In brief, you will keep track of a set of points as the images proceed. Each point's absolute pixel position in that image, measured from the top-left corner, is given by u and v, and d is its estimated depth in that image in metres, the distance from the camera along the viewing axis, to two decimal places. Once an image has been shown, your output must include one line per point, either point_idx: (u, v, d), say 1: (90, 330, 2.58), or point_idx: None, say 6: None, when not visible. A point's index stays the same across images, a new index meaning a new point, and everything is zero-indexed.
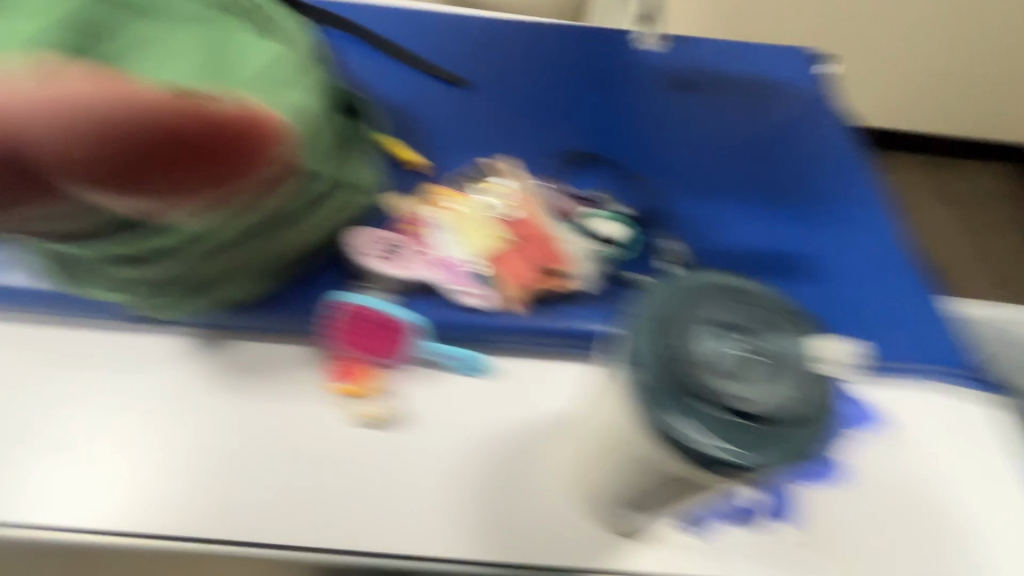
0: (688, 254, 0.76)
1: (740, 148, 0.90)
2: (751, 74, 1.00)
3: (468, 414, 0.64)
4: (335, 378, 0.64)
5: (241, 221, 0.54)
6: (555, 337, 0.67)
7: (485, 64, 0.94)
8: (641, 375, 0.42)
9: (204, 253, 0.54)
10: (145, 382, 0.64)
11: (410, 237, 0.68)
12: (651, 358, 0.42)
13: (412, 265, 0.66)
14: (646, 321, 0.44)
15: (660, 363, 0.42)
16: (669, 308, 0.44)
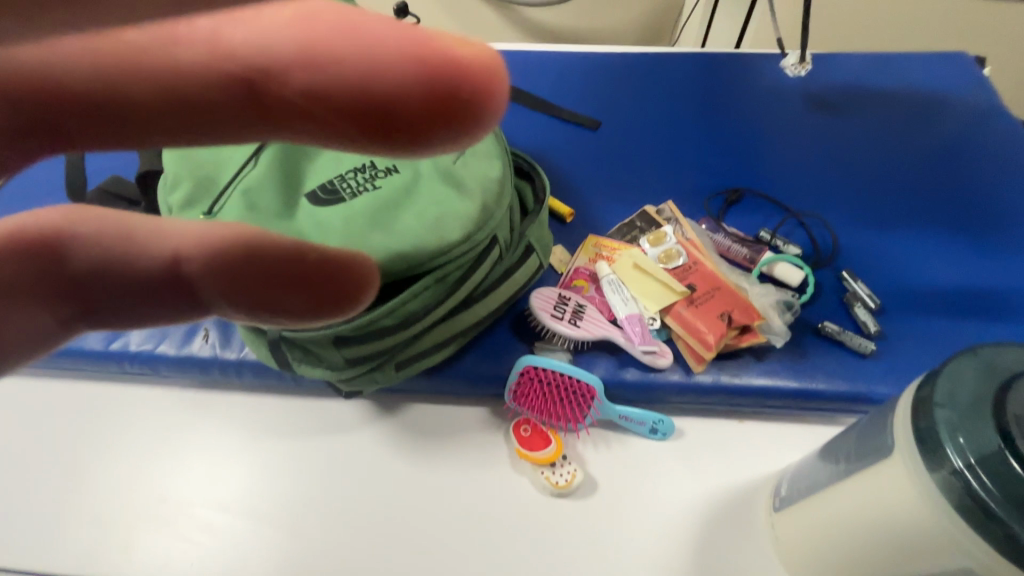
0: (883, 296, 0.68)
1: (918, 167, 0.80)
2: (912, 85, 0.90)
3: (662, 484, 0.60)
4: (521, 445, 0.61)
5: (446, 294, 0.53)
6: (749, 398, 0.62)
7: (619, 101, 0.91)
8: (957, 487, 0.33)
9: (411, 329, 0.53)
10: (334, 446, 0.64)
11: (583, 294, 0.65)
12: (973, 465, 0.33)
13: (593, 324, 0.62)
14: (947, 414, 0.35)
15: (991, 473, 0.32)
16: (975, 392, 0.35)
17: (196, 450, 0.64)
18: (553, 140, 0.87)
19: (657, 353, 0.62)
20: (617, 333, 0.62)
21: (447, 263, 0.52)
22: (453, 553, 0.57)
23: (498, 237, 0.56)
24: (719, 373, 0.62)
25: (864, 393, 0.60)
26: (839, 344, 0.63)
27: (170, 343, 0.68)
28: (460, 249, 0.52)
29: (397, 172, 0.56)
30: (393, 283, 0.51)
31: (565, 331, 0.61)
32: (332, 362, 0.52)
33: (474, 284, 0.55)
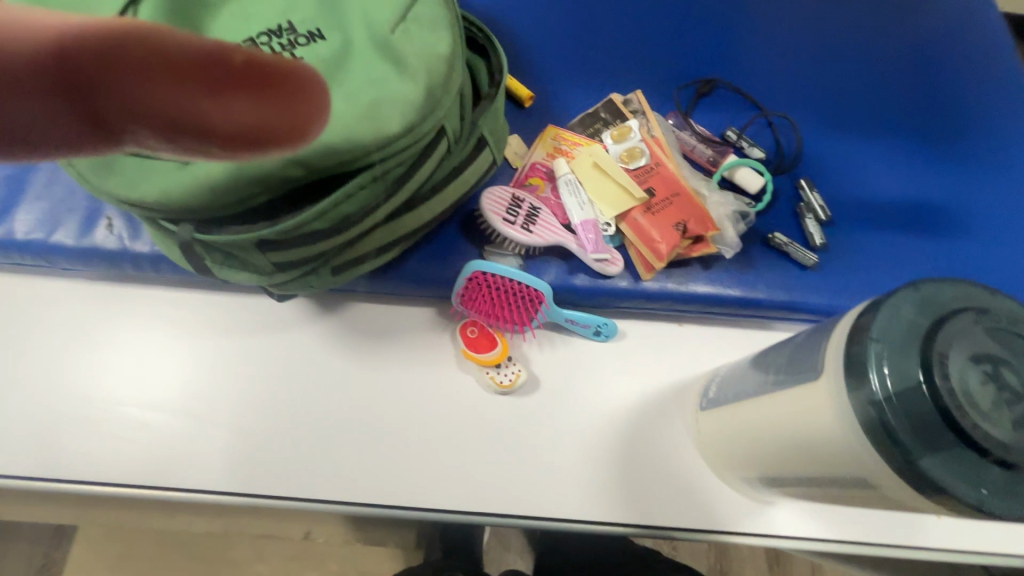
0: (834, 207, 0.68)
1: (899, 64, 0.75)
2: None
3: (600, 383, 0.63)
4: (466, 348, 0.61)
5: (385, 194, 0.48)
6: (692, 305, 0.63)
7: None
8: (870, 406, 0.35)
9: (345, 232, 0.48)
10: (269, 346, 0.61)
11: (538, 194, 0.61)
12: (893, 390, 0.34)
13: (545, 229, 0.59)
14: (883, 342, 0.35)
15: (908, 397, 0.34)
16: (913, 324, 0.35)
17: (112, 347, 0.59)
18: None
19: (608, 260, 0.60)
20: (570, 238, 0.59)
21: (385, 159, 0.45)
22: (396, 447, 0.59)
23: (445, 129, 0.49)
24: (667, 281, 0.62)
25: (798, 304, 0.63)
26: (785, 255, 0.64)
27: (66, 231, 0.59)
28: (401, 144, 0.45)
29: (324, 40, 0.46)
30: (322, 180, 0.44)
31: (515, 236, 0.58)
32: (259, 266, 0.47)
33: (419, 182, 0.49)
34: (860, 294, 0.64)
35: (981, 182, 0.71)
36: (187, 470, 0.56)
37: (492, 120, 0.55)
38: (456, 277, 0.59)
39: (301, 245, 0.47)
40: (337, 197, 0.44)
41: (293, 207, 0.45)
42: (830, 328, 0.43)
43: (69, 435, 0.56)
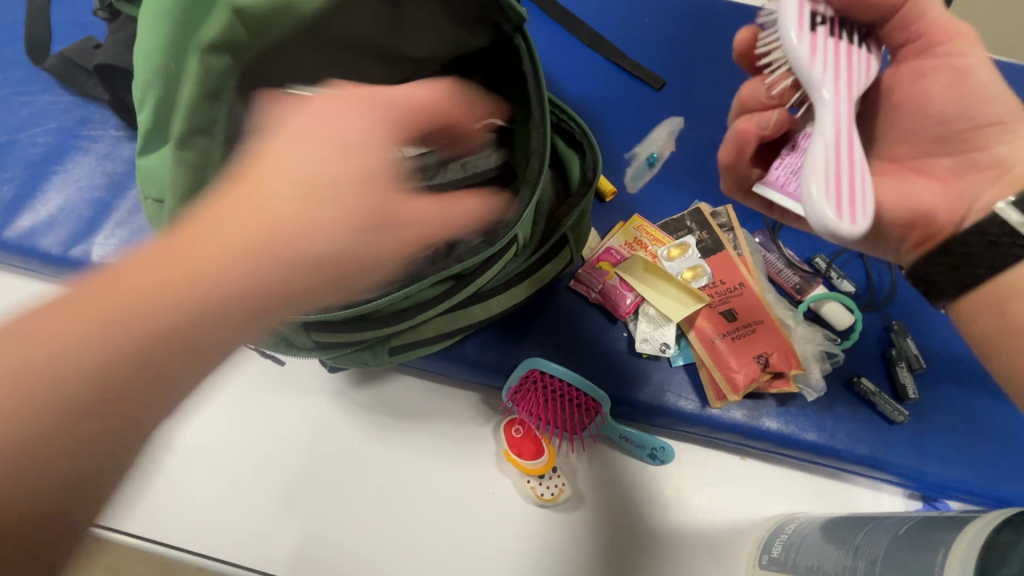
0: (927, 356, 0.62)
1: None
2: None
3: (645, 513, 0.57)
4: (510, 450, 0.57)
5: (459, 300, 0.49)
6: (759, 443, 0.58)
7: (691, 60, 0.77)
8: None
9: (431, 326, 0.50)
10: (306, 407, 0.60)
11: (602, 282, 0.60)
12: None
13: (845, 65, 0.39)
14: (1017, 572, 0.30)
15: None
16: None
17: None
18: (607, 95, 0.75)
19: (846, 206, 0.37)
20: (840, 127, 0.38)
21: (473, 275, 0.47)
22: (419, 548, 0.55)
23: (516, 238, 0.48)
24: (737, 412, 0.57)
25: (876, 461, 0.57)
26: (869, 404, 0.58)
27: None
28: (487, 260, 0.46)
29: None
30: (422, 301, 0.47)
31: (786, 16, 0.38)
32: (297, 341, 0.48)
33: (482, 284, 0.48)
34: (947, 463, 0.57)
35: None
36: (206, 531, 0.54)
37: (579, 221, 0.53)
38: (512, 370, 0.56)
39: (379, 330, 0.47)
40: (389, 299, 0.44)
41: (382, 315, 0.47)
42: (944, 536, 0.37)
43: None
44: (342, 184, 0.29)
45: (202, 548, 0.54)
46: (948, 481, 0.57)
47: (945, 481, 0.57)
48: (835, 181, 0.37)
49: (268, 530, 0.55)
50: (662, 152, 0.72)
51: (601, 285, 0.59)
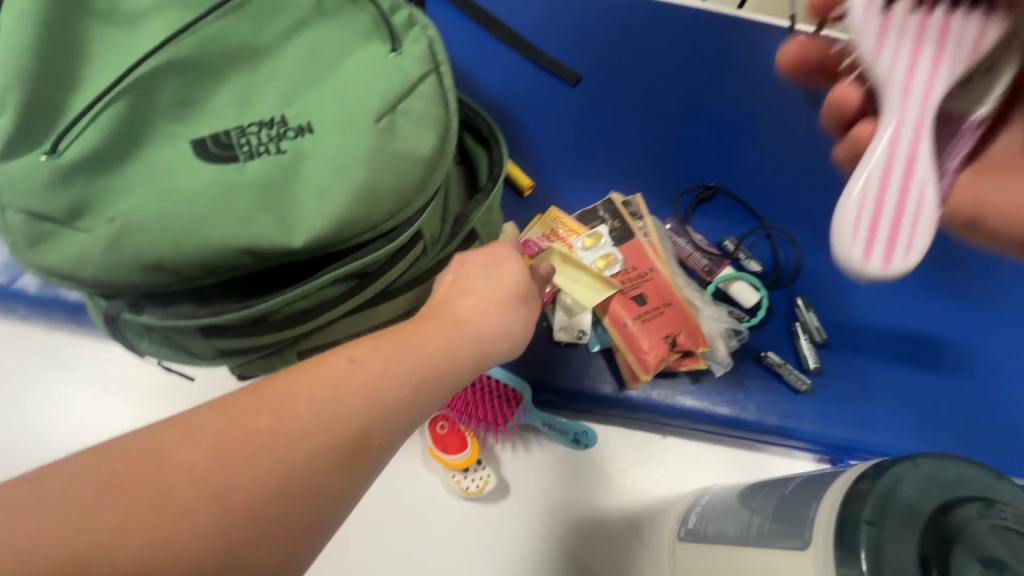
0: (828, 326, 0.66)
1: None
2: None
3: (571, 497, 0.59)
4: (435, 446, 0.57)
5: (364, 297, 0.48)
6: (676, 420, 0.60)
7: (604, 55, 0.79)
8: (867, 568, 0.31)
9: (340, 324, 0.50)
10: None
11: None
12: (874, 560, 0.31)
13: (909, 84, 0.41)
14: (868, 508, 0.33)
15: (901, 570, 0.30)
16: (891, 488, 0.33)
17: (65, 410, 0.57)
18: (524, 92, 0.76)
19: (898, 247, 0.41)
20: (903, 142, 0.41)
21: (376, 272, 0.47)
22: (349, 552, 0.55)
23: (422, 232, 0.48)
24: (653, 392, 0.59)
25: (783, 428, 0.60)
26: (776, 375, 0.62)
27: (32, 277, 0.57)
28: (389, 255, 0.46)
29: (310, 133, 0.45)
30: (325, 300, 0.46)
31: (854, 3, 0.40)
32: (198, 349, 0.46)
33: (390, 281, 0.49)
34: (847, 425, 0.61)
35: (994, 326, 0.68)
36: None
37: (487, 214, 0.54)
38: None
39: (282, 331, 0.46)
40: (287, 299, 0.43)
41: (282, 316, 0.46)
42: (823, 487, 0.39)
43: None
44: (411, 354, 0.36)
45: None
46: (848, 441, 0.61)
47: (847, 442, 0.61)
48: (869, 226, 0.41)
49: None
50: (578, 146, 0.74)
51: None
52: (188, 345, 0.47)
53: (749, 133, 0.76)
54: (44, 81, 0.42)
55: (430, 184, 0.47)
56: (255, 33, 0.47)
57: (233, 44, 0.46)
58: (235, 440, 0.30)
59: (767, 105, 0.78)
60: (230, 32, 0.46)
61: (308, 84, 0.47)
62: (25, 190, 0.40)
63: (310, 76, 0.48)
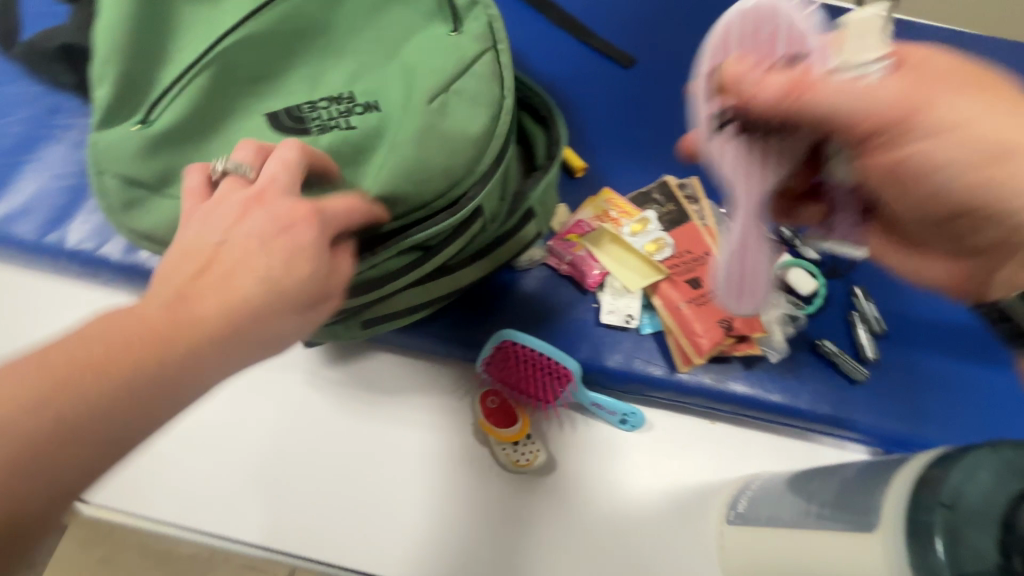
0: (887, 317, 0.64)
1: None
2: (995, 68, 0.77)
3: (617, 476, 0.59)
4: (485, 420, 0.59)
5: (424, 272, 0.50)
6: (727, 406, 0.60)
7: (659, 37, 0.78)
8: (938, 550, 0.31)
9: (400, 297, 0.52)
10: (281, 383, 0.61)
11: (571, 255, 0.61)
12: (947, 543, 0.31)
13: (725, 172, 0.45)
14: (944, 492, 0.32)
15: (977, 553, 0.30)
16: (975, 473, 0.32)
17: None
18: (577, 74, 0.76)
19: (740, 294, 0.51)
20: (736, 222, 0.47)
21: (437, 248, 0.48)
22: (393, 511, 0.57)
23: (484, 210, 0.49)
24: (704, 377, 0.59)
25: (838, 419, 0.59)
26: (832, 365, 0.60)
27: (114, 246, 0.60)
28: (450, 230, 0.47)
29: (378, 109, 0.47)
30: (387, 273, 0.48)
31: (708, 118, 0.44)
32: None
33: (448, 255, 0.49)
34: (904, 418, 0.59)
35: None
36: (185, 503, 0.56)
37: (542, 193, 0.55)
38: (485, 342, 0.58)
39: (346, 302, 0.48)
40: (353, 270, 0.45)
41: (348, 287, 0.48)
42: (889, 472, 0.38)
43: None
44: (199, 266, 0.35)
45: (183, 520, 0.56)
46: (905, 435, 0.59)
47: (903, 436, 0.59)
48: (736, 281, 0.50)
49: (244, 500, 0.57)
50: (631, 128, 0.74)
51: (569, 256, 0.61)
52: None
53: None
54: (135, 56, 0.44)
55: (487, 160, 0.47)
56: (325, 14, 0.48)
57: (306, 21, 0.48)
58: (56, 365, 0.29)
59: None
60: (304, 9, 0.48)
61: (374, 63, 0.49)
62: (117, 158, 0.43)
63: (377, 53, 0.49)
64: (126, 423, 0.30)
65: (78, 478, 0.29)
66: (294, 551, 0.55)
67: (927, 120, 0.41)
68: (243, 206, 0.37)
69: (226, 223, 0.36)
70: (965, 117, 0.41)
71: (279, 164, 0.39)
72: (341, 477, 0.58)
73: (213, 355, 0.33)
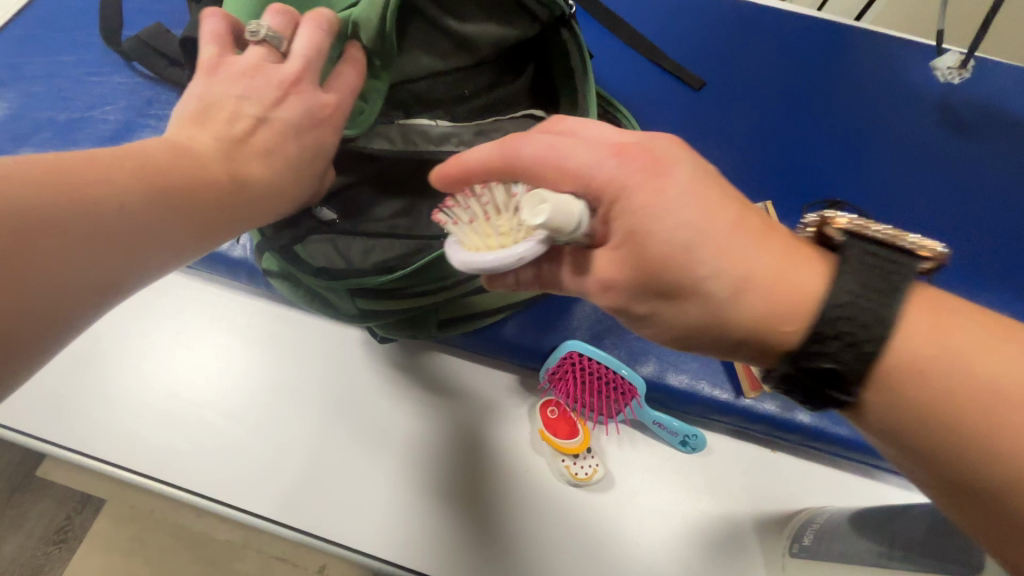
0: None
1: None
2: None
3: (675, 498, 0.59)
4: (546, 431, 0.59)
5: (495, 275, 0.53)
6: (792, 435, 0.59)
7: (729, 61, 0.79)
8: None
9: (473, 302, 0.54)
10: (340, 373, 0.62)
11: None
12: None
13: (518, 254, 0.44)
14: None
15: None
16: None
17: (182, 337, 0.63)
18: (646, 93, 0.77)
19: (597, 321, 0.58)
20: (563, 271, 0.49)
21: None
22: (368, 483, 0.57)
23: None
24: (771, 405, 0.58)
25: None
26: None
27: None
28: None
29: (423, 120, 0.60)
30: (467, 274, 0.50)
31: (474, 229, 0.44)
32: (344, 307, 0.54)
33: None
34: None
35: None
36: (232, 481, 0.57)
37: None
38: (552, 352, 0.58)
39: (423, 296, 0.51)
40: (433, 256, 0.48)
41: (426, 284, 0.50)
42: None
43: (155, 424, 0.59)
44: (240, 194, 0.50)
45: (234, 500, 0.56)
46: None
47: None
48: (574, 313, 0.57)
49: (291, 485, 0.57)
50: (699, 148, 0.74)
51: None
52: (337, 302, 0.55)
53: (879, 149, 0.74)
54: None
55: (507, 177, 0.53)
56: (428, 51, 0.57)
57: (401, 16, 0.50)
58: (148, 174, 0.44)
59: (902, 124, 0.75)
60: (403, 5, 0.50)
61: None
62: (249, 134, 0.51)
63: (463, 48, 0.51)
64: (152, 257, 0.42)
65: (120, 274, 0.40)
66: (282, 520, 0.56)
67: (631, 204, 0.36)
68: (280, 89, 0.55)
69: (266, 98, 0.54)
70: (802, 288, 0.35)
71: (309, 42, 0.54)
72: (322, 447, 0.59)
73: (190, 226, 0.45)
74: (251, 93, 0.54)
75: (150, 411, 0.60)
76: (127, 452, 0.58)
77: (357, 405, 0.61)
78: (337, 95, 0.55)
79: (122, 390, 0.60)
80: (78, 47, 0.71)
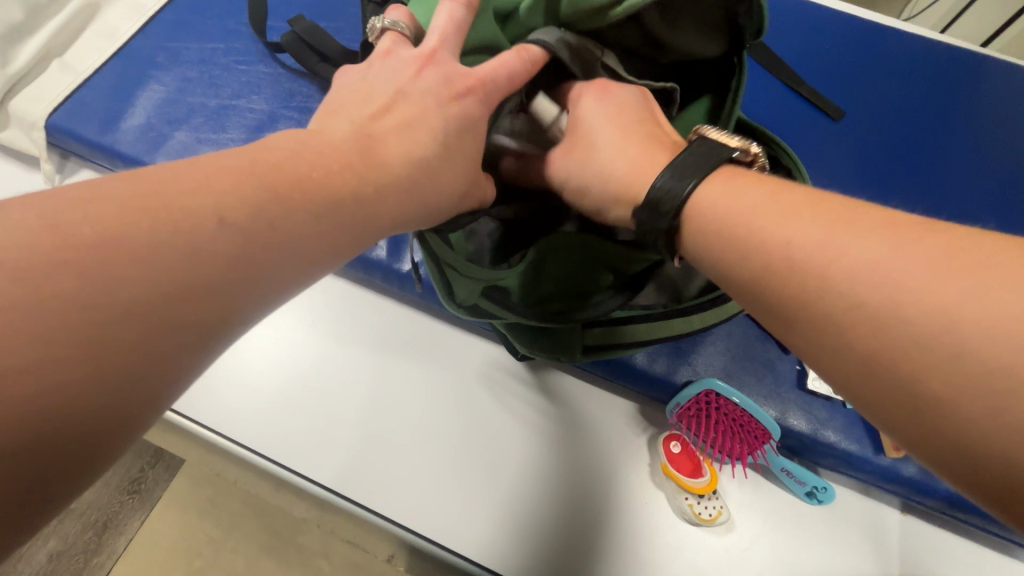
0: None
1: None
2: None
3: (803, 553, 0.56)
4: (670, 467, 0.57)
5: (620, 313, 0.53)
6: (933, 501, 0.56)
7: (875, 93, 0.75)
8: None
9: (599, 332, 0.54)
10: (461, 381, 0.63)
11: None
12: None
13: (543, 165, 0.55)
14: None
15: None
16: None
17: (310, 327, 0.65)
18: (785, 121, 0.74)
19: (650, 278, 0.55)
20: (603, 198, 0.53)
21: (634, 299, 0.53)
22: (477, 492, 0.58)
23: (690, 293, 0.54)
24: (914, 468, 0.55)
25: None
26: None
27: None
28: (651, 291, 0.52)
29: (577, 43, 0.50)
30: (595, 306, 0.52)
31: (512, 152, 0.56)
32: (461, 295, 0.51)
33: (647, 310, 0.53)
34: None
35: None
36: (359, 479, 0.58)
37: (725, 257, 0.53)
38: (684, 387, 0.58)
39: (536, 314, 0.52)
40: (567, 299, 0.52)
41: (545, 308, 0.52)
42: None
43: (286, 415, 0.61)
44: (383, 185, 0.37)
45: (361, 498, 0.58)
46: None
47: None
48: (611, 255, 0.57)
49: (415, 490, 0.58)
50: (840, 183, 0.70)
51: None
52: (454, 287, 0.50)
53: None
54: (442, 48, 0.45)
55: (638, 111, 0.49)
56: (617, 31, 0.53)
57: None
58: (264, 171, 0.33)
59: None
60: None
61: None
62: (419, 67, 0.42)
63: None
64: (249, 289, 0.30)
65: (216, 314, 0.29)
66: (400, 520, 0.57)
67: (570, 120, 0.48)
68: (417, 62, 0.45)
69: (403, 78, 0.44)
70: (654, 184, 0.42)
71: (449, 18, 0.46)
72: (439, 451, 0.59)
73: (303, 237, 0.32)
74: (382, 69, 0.45)
75: (282, 401, 0.61)
76: (254, 436, 0.60)
77: (478, 416, 0.61)
78: (492, 70, 0.45)
79: (256, 379, 0.62)
80: (227, 37, 0.73)
